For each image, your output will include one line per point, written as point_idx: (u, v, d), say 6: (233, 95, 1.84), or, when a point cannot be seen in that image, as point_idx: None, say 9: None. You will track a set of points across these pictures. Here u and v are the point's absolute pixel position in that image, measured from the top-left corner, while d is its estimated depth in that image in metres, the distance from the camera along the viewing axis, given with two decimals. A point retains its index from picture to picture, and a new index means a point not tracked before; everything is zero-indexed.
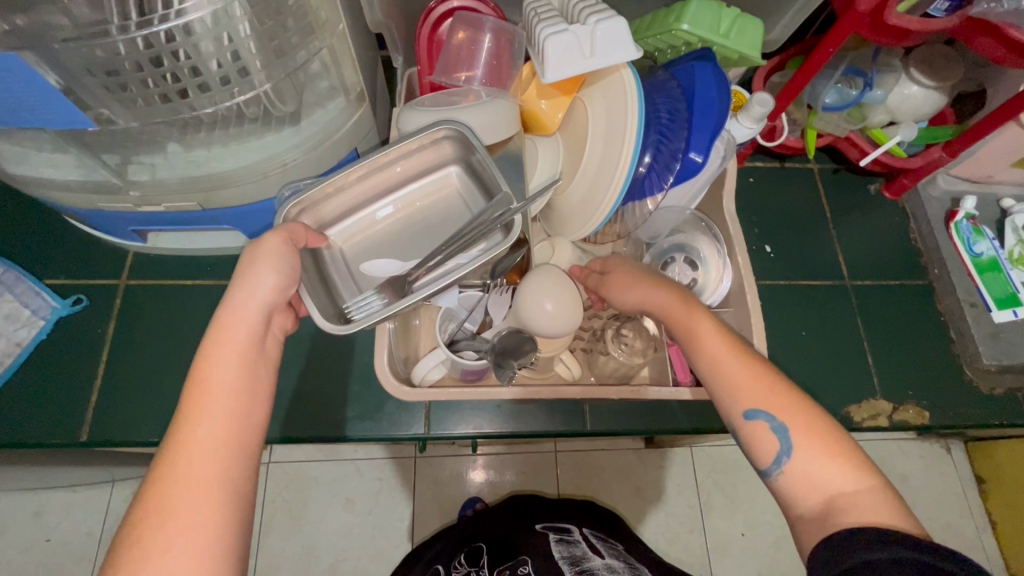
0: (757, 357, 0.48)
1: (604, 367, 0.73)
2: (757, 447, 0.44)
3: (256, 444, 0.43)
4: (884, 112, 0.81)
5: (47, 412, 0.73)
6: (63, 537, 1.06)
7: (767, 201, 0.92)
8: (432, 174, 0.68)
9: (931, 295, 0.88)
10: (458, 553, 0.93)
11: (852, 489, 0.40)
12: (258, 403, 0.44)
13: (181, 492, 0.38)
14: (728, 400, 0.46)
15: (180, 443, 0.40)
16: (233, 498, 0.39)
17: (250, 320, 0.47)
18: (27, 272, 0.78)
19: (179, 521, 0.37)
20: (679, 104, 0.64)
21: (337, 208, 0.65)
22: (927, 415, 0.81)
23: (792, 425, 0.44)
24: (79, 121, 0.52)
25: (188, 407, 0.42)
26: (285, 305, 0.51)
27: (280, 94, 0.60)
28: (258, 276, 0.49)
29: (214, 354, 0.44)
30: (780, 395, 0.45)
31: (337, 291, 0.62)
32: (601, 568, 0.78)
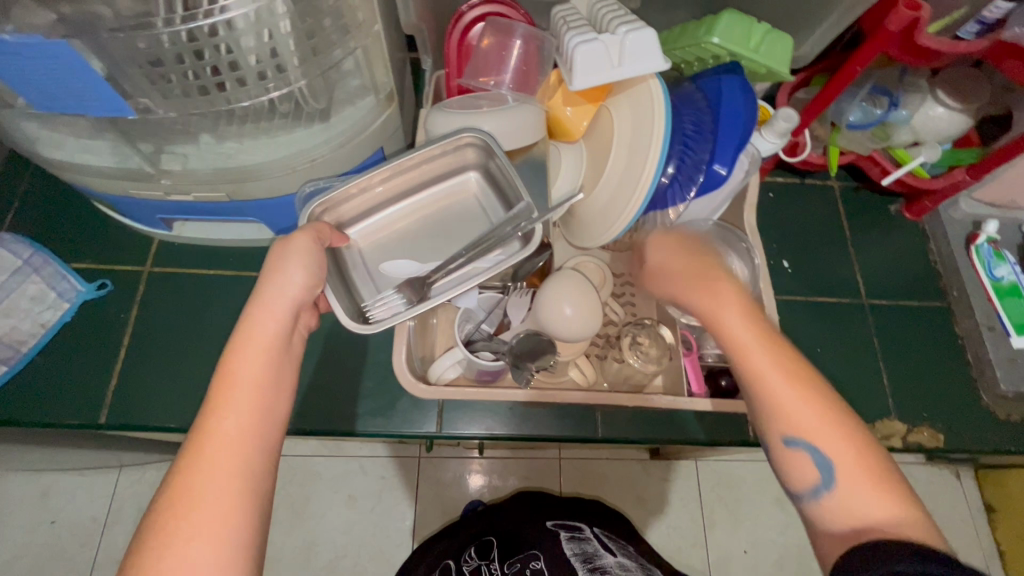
0: (805, 374, 0.47)
1: (618, 373, 0.73)
2: (794, 471, 0.45)
3: (277, 438, 0.44)
4: (908, 132, 0.80)
5: (67, 394, 0.74)
6: (69, 519, 1.07)
7: (786, 217, 0.91)
8: (451, 178, 0.69)
9: (949, 317, 0.87)
10: (467, 547, 0.93)
11: (890, 517, 0.41)
12: (281, 398, 0.45)
13: (206, 482, 0.39)
14: (769, 423, 0.46)
15: (206, 433, 0.41)
16: (254, 490, 0.40)
17: (278, 316, 0.48)
18: (54, 255, 0.79)
19: (205, 510, 0.38)
20: (705, 116, 0.65)
21: (359, 207, 0.66)
22: (942, 438, 0.80)
23: (837, 457, 0.44)
24: (120, 109, 0.53)
25: (217, 397, 0.43)
26: (311, 303, 0.52)
27: (312, 91, 0.61)
28: (287, 273, 0.50)
29: (242, 347, 0.45)
30: (827, 424, 0.45)
31: (356, 287, 0.63)
32: (616, 566, 0.81)
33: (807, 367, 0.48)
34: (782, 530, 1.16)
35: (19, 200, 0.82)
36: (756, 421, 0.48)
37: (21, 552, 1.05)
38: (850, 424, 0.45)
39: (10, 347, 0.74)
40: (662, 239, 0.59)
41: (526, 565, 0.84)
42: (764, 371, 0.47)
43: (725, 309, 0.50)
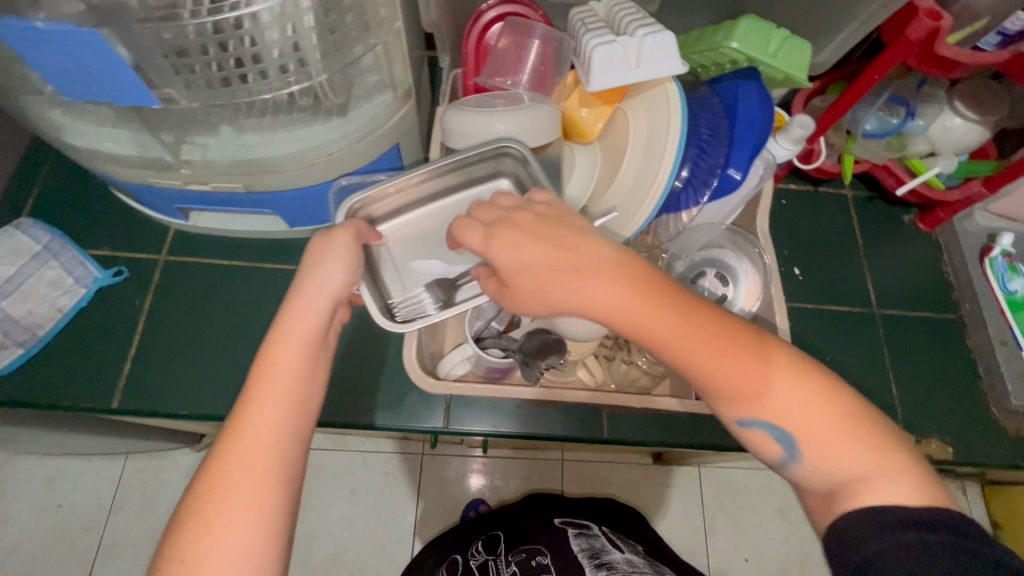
0: (731, 342, 0.44)
1: (626, 375, 0.74)
2: (759, 446, 0.45)
3: (309, 429, 0.45)
4: (925, 141, 0.80)
5: (80, 379, 0.75)
6: (75, 504, 1.08)
7: (798, 224, 0.91)
8: (484, 184, 0.69)
9: (960, 330, 0.87)
10: (475, 541, 0.96)
11: (865, 473, 0.42)
12: (314, 393, 0.46)
13: (240, 473, 0.41)
14: (718, 408, 0.45)
15: (243, 425, 0.43)
16: (285, 479, 0.42)
17: (317, 311, 0.48)
18: (72, 242, 0.81)
19: (241, 495, 0.40)
20: (721, 120, 0.65)
21: (391, 204, 0.67)
22: (950, 451, 0.79)
23: (792, 424, 0.44)
24: (145, 99, 0.54)
25: (253, 386, 0.44)
26: (347, 299, 0.52)
27: (331, 86, 0.61)
28: (327, 272, 0.49)
29: (280, 339, 0.46)
30: (777, 393, 0.44)
31: (384, 284, 0.64)
32: (621, 561, 0.79)
33: (728, 328, 0.44)
34: (784, 539, 1.15)
35: (39, 186, 0.84)
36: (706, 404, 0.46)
37: (27, 534, 1.06)
38: (798, 379, 0.44)
39: (28, 330, 0.75)
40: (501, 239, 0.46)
41: (530, 557, 0.86)
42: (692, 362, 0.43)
43: (625, 308, 0.43)
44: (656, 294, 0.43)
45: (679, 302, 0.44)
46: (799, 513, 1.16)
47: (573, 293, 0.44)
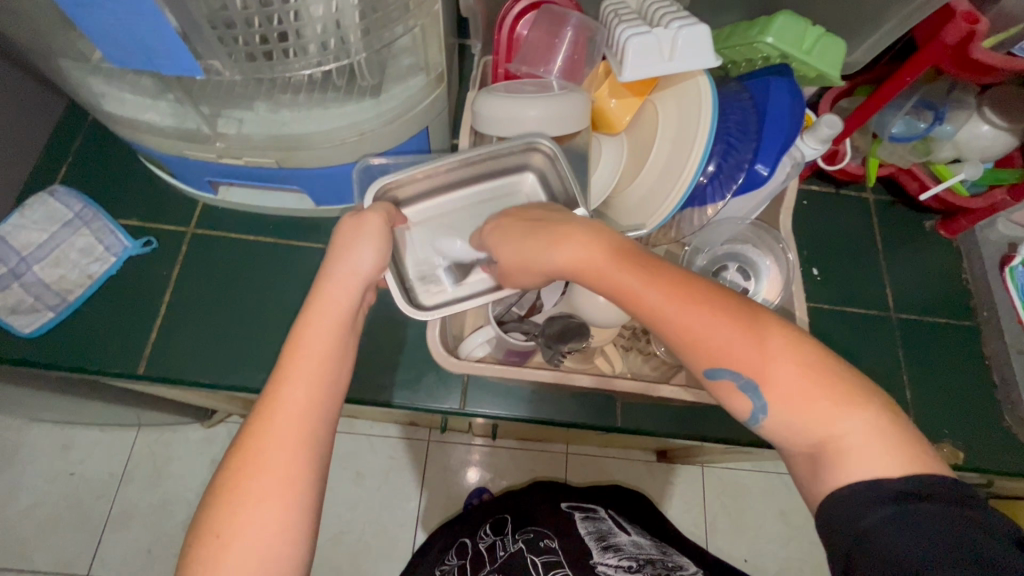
0: (702, 294, 0.44)
1: (644, 366, 0.73)
2: (730, 400, 0.44)
3: (338, 410, 0.46)
4: (951, 147, 0.80)
5: (107, 344, 0.77)
6: (89, 471, 1.11)
7: (818, 226, 0.91)
8: (510, 175, 0.71)
9: (976, 338, 0.87)
10: (483, 524, 0.97)
11: (841, 432, 0.40)
12: (343, 372, 0.47)
13: (272, 447, 0.42)
14: (687, 360, 0.45)
15: (275, 400, 0.44)
16: (316, 458, 0.43)
17: (348, 293, 0.50)
18: (104, 211, 0.82)
19: (274, 474, 0.41)
20: (751, 116, 0.66)
21: (418, 188, 0.69)
22: (961, 456, 0.80)
23: (760, 375, 0.43)
24: (190, 69, 0.55)
25: (286, 368, 0.45)
26: (375, 283, 0.54)
27: (366, 66, 0.62)
28: (359, 254, 0.52)
29: (313, 319, 0.48)
30: (747, 345, 0.43)
31: (406, 267, 0.66)
32: (628, 543, 0.80)
33: (701, 283, 0.45)
34: (785, 542, 1.16)
35: (71, 156, 0.85)
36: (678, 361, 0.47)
37: (42, 498, 1.09)
38: (774, 334, 0.43)
39: (58, 295, 0.77)
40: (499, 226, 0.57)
41: (539, 538, 0.83)
42: (659, 308, 0.44)
43: (589, 264, 0.48)
44: (620, 253, 0.47)
45: (642, 257, 0.47)
46: (801, 516, 1.16)
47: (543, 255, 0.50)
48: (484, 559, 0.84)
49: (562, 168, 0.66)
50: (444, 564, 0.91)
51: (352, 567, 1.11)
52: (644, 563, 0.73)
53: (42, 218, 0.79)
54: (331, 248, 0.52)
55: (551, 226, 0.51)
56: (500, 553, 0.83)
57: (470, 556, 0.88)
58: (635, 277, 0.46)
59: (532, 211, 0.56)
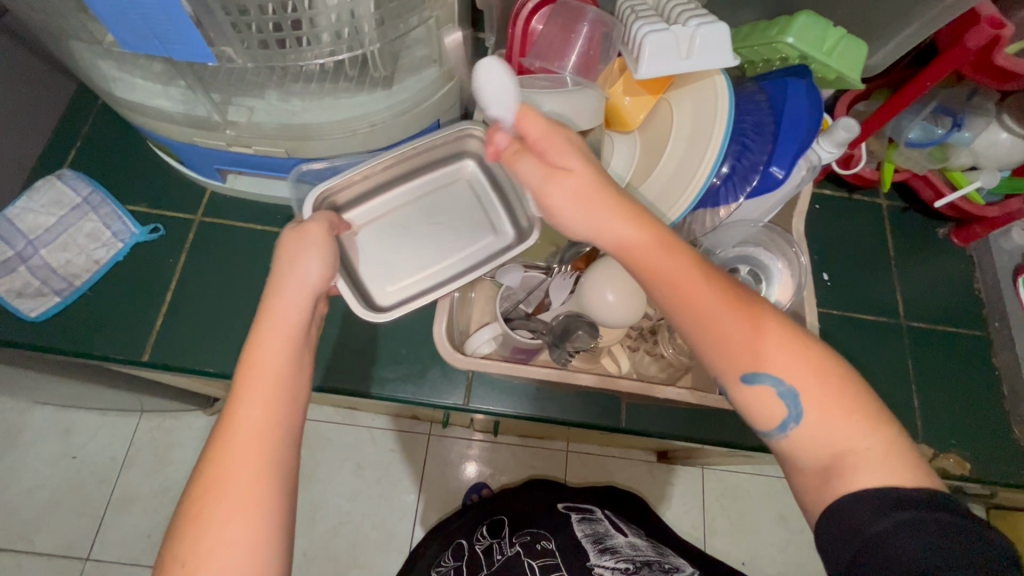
0: (744, 298, 0.45)
1: (652, 367, 0.73)
2: (762, 407, 0.44)
3: (300, 424, 0.46)
4: (967, 155, 0.79)
5: (112, 330, 0.77)
6: (90, 456, 1.11)
7: (829, 231, 0.90)
8: (448, 164, 0.77)
9: (987, 348, 0.86)
10: (479, 526, 0.96)
11: (866, 447, 0.41)
12: (302, 388, 0.46)
13: (233, 472, 0.41)
14: (723, 365, 0.45)
15: (233, 424, 0.43)
16: (280, 477, 0.42)
17: (299, 308, 0.49)
18: (111, 196, 0.82)
19: (236, 498, 0.41)
20: (767, 117, 0.65)
21: (355, 192, 0.73)
22: (968, 467, 0.79)
23: (797, 382, 0.43)
24: (203, 55, 0.55)
25: (240, 389, 0.45)
26: (325, 294, 0.54)
27: (379, 56, 0.62)
28: (304, 267, 0.51)
29: (265, 336, 0.47)
30: (785, 353, 0.44)
31: (356, 271, 0.71)
32: (626, 545, 0.80)
33: (743, 289, 0.46)
34: (783, 547, 1.15)
35: (81, 140, 0.85)
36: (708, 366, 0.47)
37: (44, 481, 1.09)
38: (808, 347, 0.45)
39: (65, 280, 0.77)
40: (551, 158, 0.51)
41: (535, 540, 0.84)
42: (706, 307, 0.44)
43: (647, 246, 0.46)
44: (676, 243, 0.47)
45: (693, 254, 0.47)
46: (800, 520, 1.16)
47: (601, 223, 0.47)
48: (481, 563, 0.85)
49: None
50: (439, 567, 0.92)
51: (350, 559, 1.11)
52: (642, 565, 0.73)
53: (50, 202, 0.79)
54: (275, 263, 0.52)
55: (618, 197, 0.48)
56: (496, 557, 0.84)
57: (468, 558, 0.89)
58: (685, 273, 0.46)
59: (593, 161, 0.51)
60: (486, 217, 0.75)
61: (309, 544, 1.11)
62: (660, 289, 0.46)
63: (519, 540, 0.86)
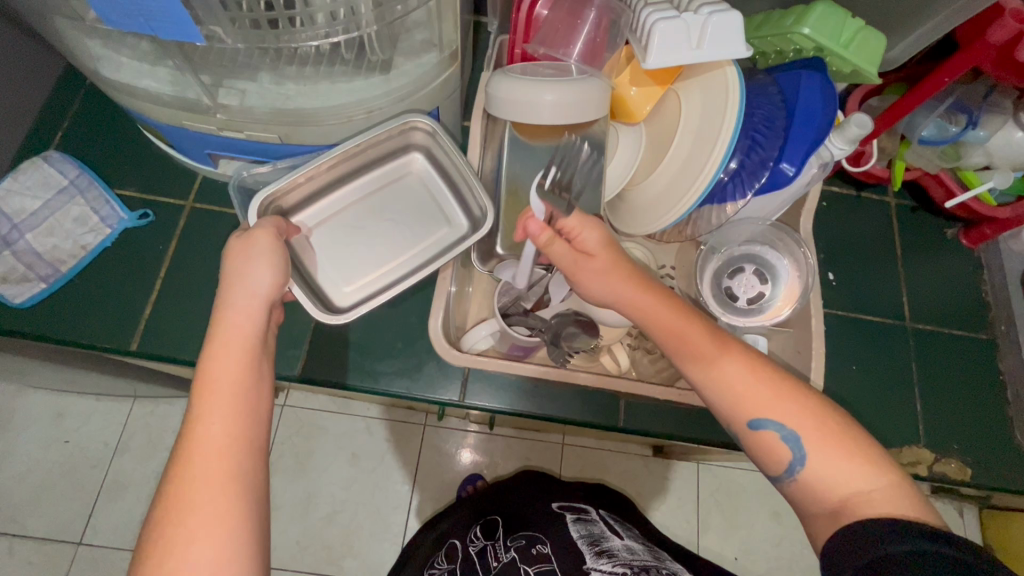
0: (746, 350, 0.50)
1: (652, 366, 0.71)
2: (771, 452, 0.47)
3: (263, 436, 0.46)
4: (983, 154, 0.77)
5: (100, 319, 0.75)
6: (81, 440, 1.10)
7: (835, 228, 0.88)
8: (395, 160, 0.76)
9: (993, 351, 0.84)
10: (473, 525, 0.94)
11: (870, 489, 0.44)
12: (262, 398, 0.47)
13: (196, 486, 0.42)
14: (731, 414, 0.49)
15: (193, 440, 0.43)
16: (245, 490, 0.43)
17: (253, 316, 0.49)
18: (99, 179, 0.80)
19: (202, 515, 0.41)
20: (778, 111, 0.63)
21: (302, 194, 0.72)
22: (969, 472, 0.78)
23: (800, 428, 0.47)
24: (190, 34, 0.51)
25: (199, 404, 0.45)
26: (280, 299, 0.54)
27: (377, 39, 0.60)
28: (255, 274, 0.51)
29: (220, 350, 0.47)
30: (786, 401, 0.47)
31: (312, 275, 0.70)
32: (622, 549, 0.79)
33: (743, 342, 0.51)
34: (777, 543, 1.14)
35: (69, 118, 0.82)
36: (718, 417, 0.50)
37: (34, 466, 1.08)
38: (808, 396, 0.48)
39: (51, 265, 0.75)
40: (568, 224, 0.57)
41: (531, 544, 0.83)
42: (712, 362, 0.49)
43: (657, 306, 0.51)
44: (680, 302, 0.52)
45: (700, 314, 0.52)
46: (793, 517, 1.16)
47: (612, 284, 0.52)
48: (477, 566, 0.84)
49: (444, 144, 0.72)
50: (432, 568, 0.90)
51: (343, 549, 1.10)
52: (639, 571, 0.71)
53: (37, 184, 0.76)
54: (224, 274, 0.51)
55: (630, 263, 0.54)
56: (494, 563, 0.83)
57: (461, 560, 0.87)
58: (694, 331, 0.50)
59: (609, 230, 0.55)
60: (437, 210, 0.76)
61: (301, 534, 1.10)
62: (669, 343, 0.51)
63: (515, 543, 0.85)
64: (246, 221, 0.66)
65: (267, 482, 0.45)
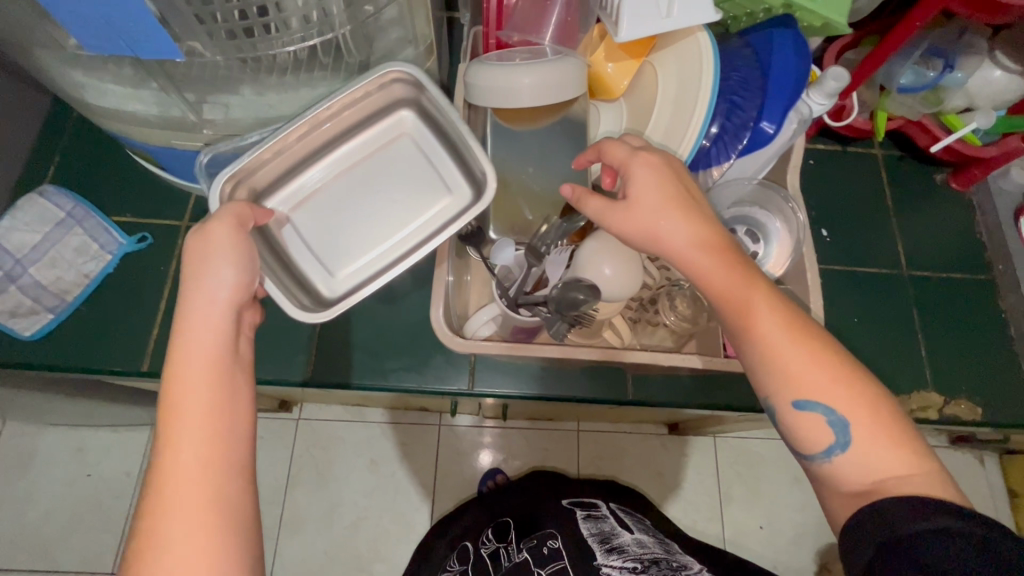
0: (804, 322, 0.47)
1: (653, 335, 0.72)
2: (811, 433, 0.45)
3: (244, 456, 0.44)
4: (964, 95, 0.78)
5: (107, 345, 0.76)
6: (104, 472, 1.11)
7: (825, 186, 0.89)
8: (383, 119, 0.73)
9: (992, 290, 0.84)
10: (484, 530, 0.95)
11: (906, 473, 0.42)
12: (236, 415, 0.45)
13: (173, 522, 0.40)
14: (777, 389, 0.46)
15: (162, 473, 0.41)
16: (225, 520, 0.41)
17: (220, 328, 0.47)
18: (94, 207, 0.81)
19: (179, 548, 0.39)
20: (754, 72, 0.64)
21: (278, 171, 0.70)
22: (979, 411, 0.78)
23: (849, 415, 0.44)
24: (170, 52, 0.53)
25: (166, 431, 0.43)
26: (251, 299, 0.51)
27: (352, 41, 0.61)
28: (216, 276, 0.48)
29: (181, 374, 0.45)
30: (834, 383, 0.45)
31: (297, 258, 0.70)
32: (632, 544, 0.82)
33: (806, 316, 0.48)
34: (799, 508, 1.15)
35: (58, 153, 0.83)
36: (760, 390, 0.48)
37: (59, 502, 1.09)
38: (858, 379, 0.46)
39: (57, 296, 0.76)
40: (644, 170, 0.52)
41: (543, 543, 0.84)
42: (769, 331, 0.46)
43: (716, 270, 0.48)
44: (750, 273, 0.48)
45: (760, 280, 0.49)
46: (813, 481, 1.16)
47: (676, 232, 0.50)
48: (488, 566, 0.86)
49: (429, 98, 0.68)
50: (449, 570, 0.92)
51: (371, 553, 1.11)
52: (649, 564, 0.76)
53: (33, 219, 0.77)
54: (180, 285, 0.48)
55: (692, 212, 0.50)
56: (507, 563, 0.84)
57: (473, 562, 0.89)
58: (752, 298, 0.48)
59: (670, 169, 0.52)
60: (433, 175, 0.73)
61: (327, 543, 1.11)
62: (722, 310, 0.49)
63: (527, 545, 0.85)
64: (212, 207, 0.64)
65: (253, 503, 0.43)
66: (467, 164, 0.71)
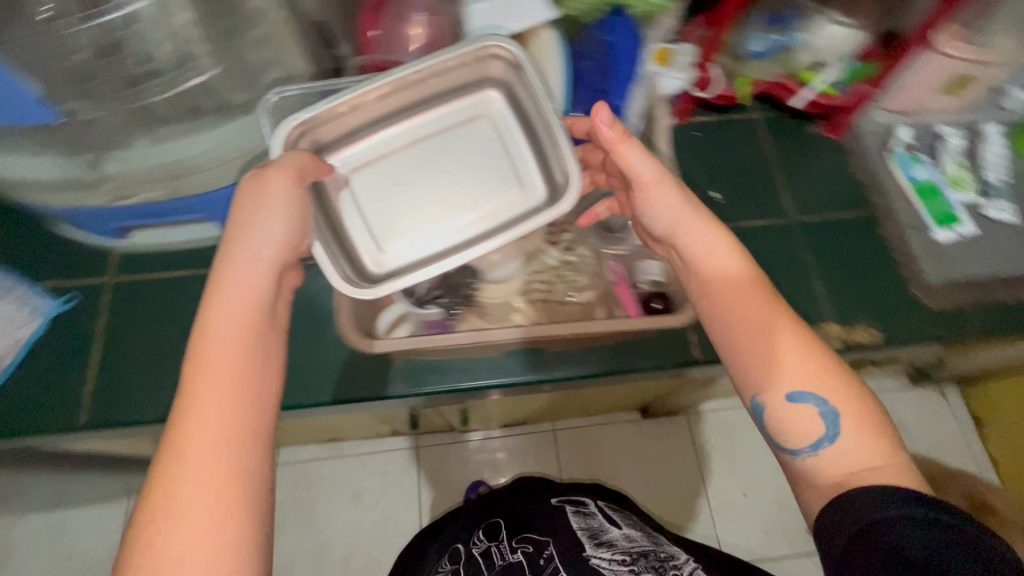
0: (806, 330, 0.53)
1: (559, 312, 0.78)
2: (801, 424, 0.50)
3: (267, 410, 0.48)
4: (810, 53, 0.87)
5: (48, 406, 0.78)
6: (81, 554, 1.09)
7: (713, 153, 0.95)
8: (469, 97, 0.74)
9: (872, 224, 0.91)
10: (476, 529, 0.92)
11: (879, 465, 0.47)
12: (265, 366, 0.48)
13: (191, 466, 0.43)
14: (772, 386, 0.51)
15: (187, 415, 0.44)
16: (244, 466, 0.44)
17: (253, 283, 0.51)
18: (20, 276, 0.84)
19: (197, 491, 0.42)
20: (604, 57, 0.80)
21: (340, 132, 0.71)
22: (877, 332, 0.84)
23: (837, 406, 0.49)
24: (42, 114, 0.60)
25: (192, 378, 0.46)
26: (293, 262, 0.56)
27: (229, 80, 0.69)
28: (267, 224, 0.52)
29: (214, 325, 0.48)
30: (827, 376, 0.50)
31: (347, 233, 0.70)
32: (620, 539, 0.82)
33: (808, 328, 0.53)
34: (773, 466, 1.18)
35: None
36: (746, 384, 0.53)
37: None
38: (850, 381, 0.50)
39: None
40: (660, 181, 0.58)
41: (538, 550, 0.81)
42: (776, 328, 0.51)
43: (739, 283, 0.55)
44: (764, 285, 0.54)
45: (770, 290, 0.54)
46: None
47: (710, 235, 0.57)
48: (481, 565, 0.82)
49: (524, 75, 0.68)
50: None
51: None
52: (638, 557, 0.75)
53: None
54: (226, 232, 0.52)
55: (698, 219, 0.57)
56: (499, 561, 0.81)
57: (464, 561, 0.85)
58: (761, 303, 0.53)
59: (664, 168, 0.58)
60: (508, 166, 0.74)
61: None
62: (735, 311, 0.54)
63: (522, 542, 0.84)
64: (269, 150, 0.63)
65: (267, 456, 0.46)
66: (539, 151, 0.73)
